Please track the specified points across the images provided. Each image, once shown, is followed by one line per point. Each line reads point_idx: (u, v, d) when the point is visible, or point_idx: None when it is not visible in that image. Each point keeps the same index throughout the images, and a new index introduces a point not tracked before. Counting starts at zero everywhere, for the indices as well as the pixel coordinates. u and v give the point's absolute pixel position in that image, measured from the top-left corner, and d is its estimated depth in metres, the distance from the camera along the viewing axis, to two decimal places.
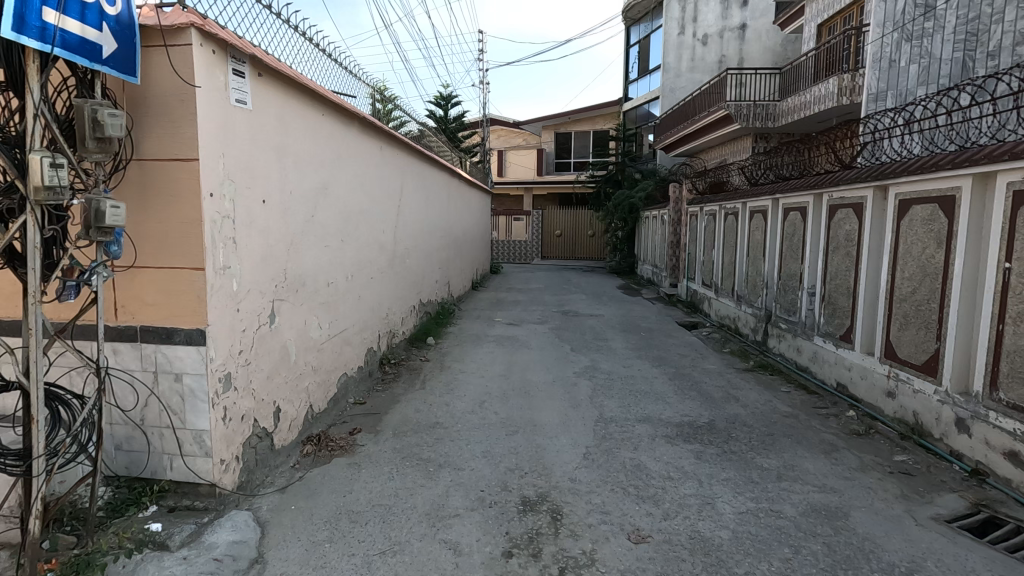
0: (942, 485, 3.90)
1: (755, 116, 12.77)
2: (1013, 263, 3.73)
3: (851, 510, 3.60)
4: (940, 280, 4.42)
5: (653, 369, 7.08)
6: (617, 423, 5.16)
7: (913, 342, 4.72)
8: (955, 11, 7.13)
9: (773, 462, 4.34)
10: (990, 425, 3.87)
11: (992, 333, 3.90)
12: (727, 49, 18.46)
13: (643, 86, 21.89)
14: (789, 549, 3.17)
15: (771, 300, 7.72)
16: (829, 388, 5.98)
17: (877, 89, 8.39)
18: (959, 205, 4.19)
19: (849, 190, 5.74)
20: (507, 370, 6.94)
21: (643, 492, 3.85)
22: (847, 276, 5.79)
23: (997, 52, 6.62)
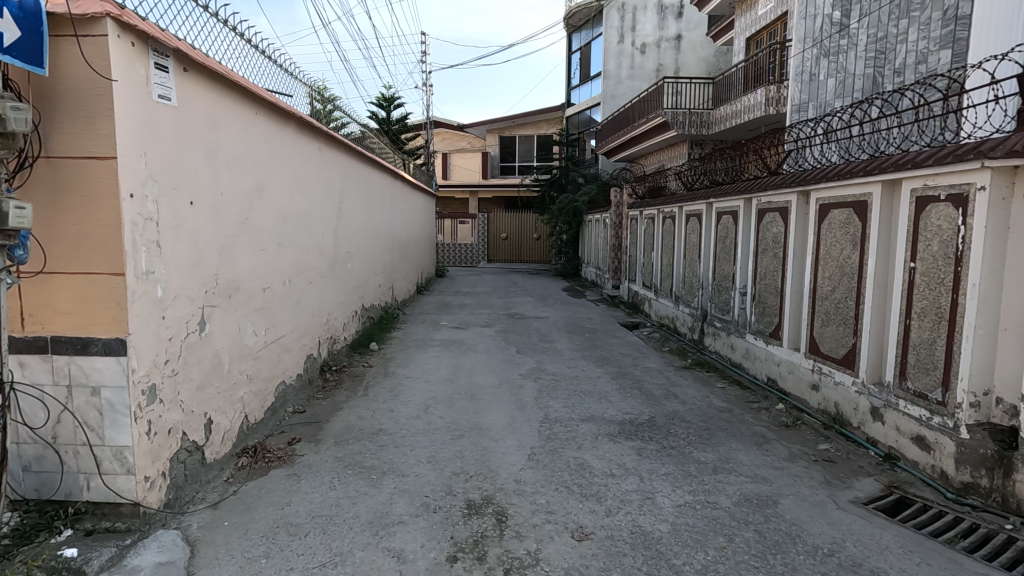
0: (860, 470, 4.19)
1: (690, 124, 13.29)
2: (917, 263, 4.05)
3: (780, 498, 3.80)
4: (856, 280, 4.75)
5: (596, 368, 7.22)
6: (562, 423, 5.24)
7: (834, 338, 5.04)
8: (865, 31, 7.66)
9: (709, 455, 4.53)
10: (900, 412, 4.19)
11: (901, 328, 4.23)
12: (665, 59, 19.21)
13: (585, 92, 22.36)
14: (723, 538, 3.31)
15: (706, 300, 8.06)
16: (760, 383, 6.30)
17: (801, 100, 8.98)
18: (871, 209, 4.52)
19: (776, 195, 6.07)
20: (453, 374, 6.90)
21: (586, 490, 3.91)
22: (774, 277, 6.12)
23: (902, 69, 7.14)
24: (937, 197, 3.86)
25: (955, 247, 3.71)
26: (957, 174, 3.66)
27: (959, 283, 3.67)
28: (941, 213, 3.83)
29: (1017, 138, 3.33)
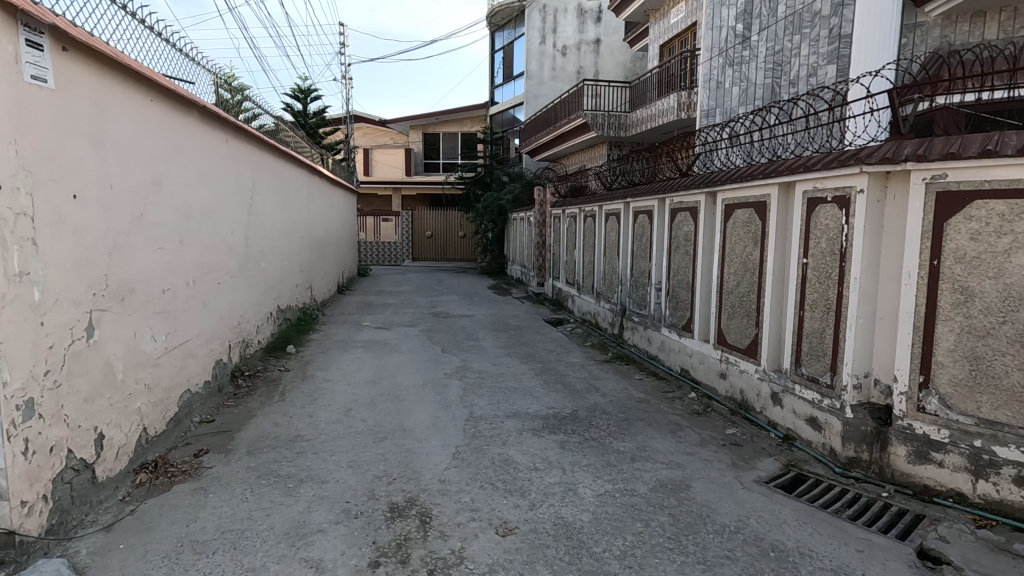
0: (762, 451, 4.53)
1: (609, 126, 13.90)
2: (809, 259, 4.43)
3: (692, 482, 4.02)
4: (757, 275, 5.11)
5: (521, 365, 7.30)
6: (487, 420, 5.25)
7: (739, 329, 5.40)
8: (764, 44, 8.25)
9: (627, 445, 4.71)
10: (796, 396, 4.56)
11: (795, 319, 4.60)
12: (584, 62, 19.76)
13: (509, 91, 22.53)
14: (640, 523, 3.46)
15: (625, 296, 8.38)
16: (675, 374, 6.64)
17: (709, 106, 9.49)
18: (769, 209, 4.88)
19: (686, 195, 6.41)
20: (376, 375, 6.74)
21: (511, 485, 3.95)
22: (686, 273, 6.47)
23: (796, 81, 7.76)
24: (824, 199, 4.23)
25: (840, 244, 4.09)
26: (841, 178, 4.03)
27: (843, 277, 4.05)
28: (828, 213, 4.21)
29: (889, 146, 3.71)
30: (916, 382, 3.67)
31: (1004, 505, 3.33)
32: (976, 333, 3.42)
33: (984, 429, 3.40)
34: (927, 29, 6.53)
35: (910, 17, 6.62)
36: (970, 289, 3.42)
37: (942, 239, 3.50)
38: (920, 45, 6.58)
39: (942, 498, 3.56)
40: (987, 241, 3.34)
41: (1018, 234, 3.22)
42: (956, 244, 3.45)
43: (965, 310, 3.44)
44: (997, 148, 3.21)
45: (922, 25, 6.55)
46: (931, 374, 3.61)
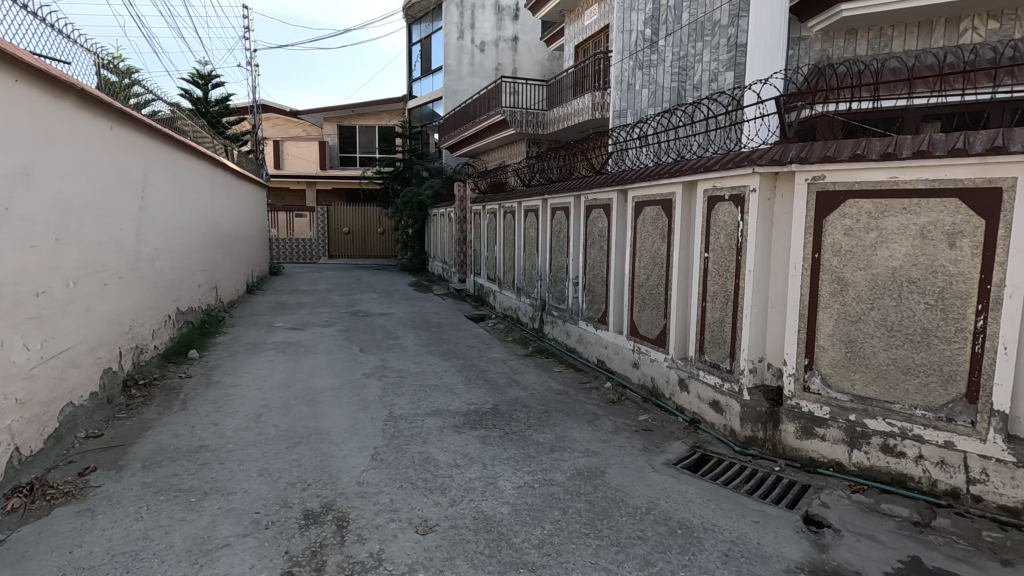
0: (671, 435, 4.80)
1: (527, 123, 14.15)
2: (710, 253, 4.73)
3: (607, 468, 4.19)
4: (665, 269, 5.40)
5: (442, 363, 7.25)
6: (406, 420, 5.18)
7: (650, 321, 5.67)
8: (671, 49, 8.71)
9: (547, 436, 4.83)
10: (701, 381, 4.87)
11: (699, 310, 4.90)
12: (503, 59, 19.87)
13: (427, 85, 22.19)
14: (558, 511, 3.57)
15: (544, 290, 8.55)
16: (592, 365, 6.88)
17: (621, 107, 9.81)
18: (675, 207, 5.17)
19: (600, 193, 6.64)
20: (289, 378, 6.43)
21: (431, 483, 3.93)
22: (601, 268, 6.70)
23: (699, 85, 8.25)
24: (722, 198, 4.54)
25: (736, 240, 4.40)
26: (736, 178, 4.34)
27: (740, 270, 4.37)
28: (726, 211, 4.51)
29: (777, 149, 4.04)
30: (802, 365, 4.04)
31: (874, 471, 3.75)
32: (850, 319, 3.81)
33: (858, 404, 3.80)
34: (809, 43, 7.16)
35: (795, 31, 7.24)
36: (844, 279, 3.81)
37: (821, 235, 3.87)
38: (804, 57, 7.20)
39: (825, 468, 3.95)
40: (858, 236, 3.72)
41: (883, 229, 3.62)
42: (833, 238, 3.83)
43: (841, 298, 3.83)
44: (865, 153, 3.59)
45: (805, 39, 7.18)
46: (814, 356, 3.98)
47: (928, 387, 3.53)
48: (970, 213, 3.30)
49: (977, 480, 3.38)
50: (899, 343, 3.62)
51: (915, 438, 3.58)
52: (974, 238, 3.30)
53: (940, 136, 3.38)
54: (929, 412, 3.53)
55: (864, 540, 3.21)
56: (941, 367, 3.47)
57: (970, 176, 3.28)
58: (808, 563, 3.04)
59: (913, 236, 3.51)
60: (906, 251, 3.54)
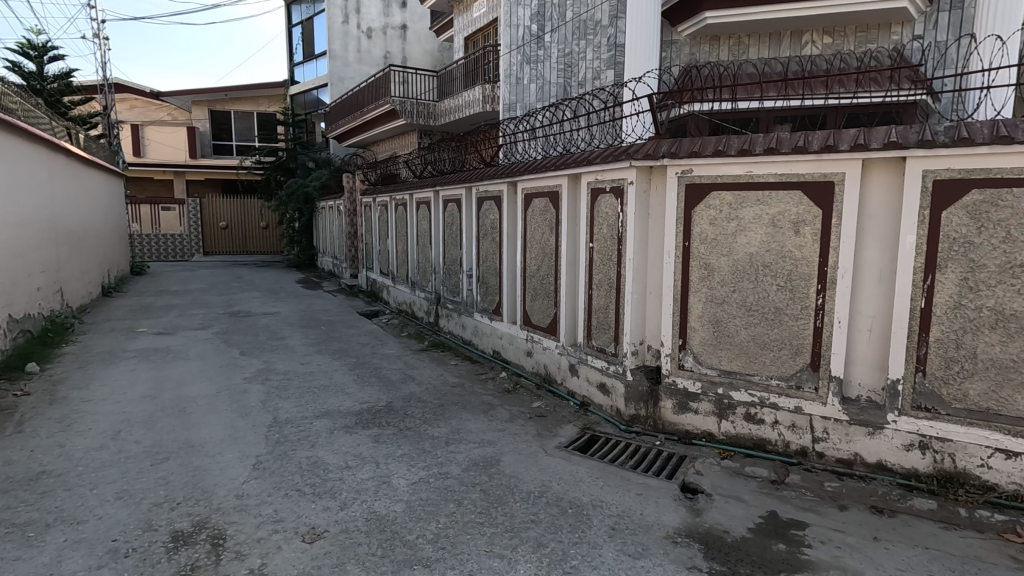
0: (563, 419, 4.98)
1: (418, 114, 13.86)
2: (594, 243, 4.93)
3: (502, 457, 4.24)
4: (554, 259, 5.56)
5: (333, 362, 6.93)
6: (292, 424, 4.88)
7: (541, 310, 5.82)
8: (556, 45, 8.96)
9: (442, 430, 4.79)
10: (589, 366, 5.09)
11: (586, 297, 5.10)
12: (391, 47, 19.31)
13: (311, 71, 20.98)
14: (453, 503, 3.56)
15: (438, 284, 8.48)
16: (488, 356, 6.94)
17: (511, 101, 9.93)
18: (561, 199, 5.34)
19: (491, 185, 6.68)
20: (156, 388, 5.80)
21: (319, 488, 3.74)
22: (494, 259, 6.76)
23: (584, 82, 8.57)
24: (604, 190, 4.75)
25: (617, 230, 4.63)
26: (616, 171, 4.55)
27: (621, 257, 4.60)
28: (607, 202, 4.73)
29: (651, 144, 4.30)
30: (677, 345, 4.36)
31: (739, 438, 4.15)
32: (716, 301, 4.17)
33: (725, 377, 4.18)
34: (679, 46, 7.70)
35: (667, 35, 7.74)
36: (710, 265, 4.16)
37: (690, 224, 4.19)
38: (675, 59, 7.74)
39: (698, 439, 4.31)
40: (721, 225, 4.07)
41: (741, 219, 3.98)
42: (700, 227, 4.16)
43: (709, 282, 4.18)
44: (725, 149, 3.93)
45: (675, 42, 7.72)
46: (687, 337, 4.32)
47: (781, 359, 3.96)
48: (810, 204, 3.73)
49: (820, 438, 3.85)
50: (756, 321, 4.02)
51: (771, 405, 4.00)
52: (814, 226, 3.74)
53: (786, 135, 3.78)
54: (782, 381, 3.96)
55: (731, 501, 3.55)
56: (791, 341, 3.91)
57: (810, 171, 3.71)
58: (684, 528, 3.29)
59: (766, 225, 3.90)
60: (760, 238, 3.93)
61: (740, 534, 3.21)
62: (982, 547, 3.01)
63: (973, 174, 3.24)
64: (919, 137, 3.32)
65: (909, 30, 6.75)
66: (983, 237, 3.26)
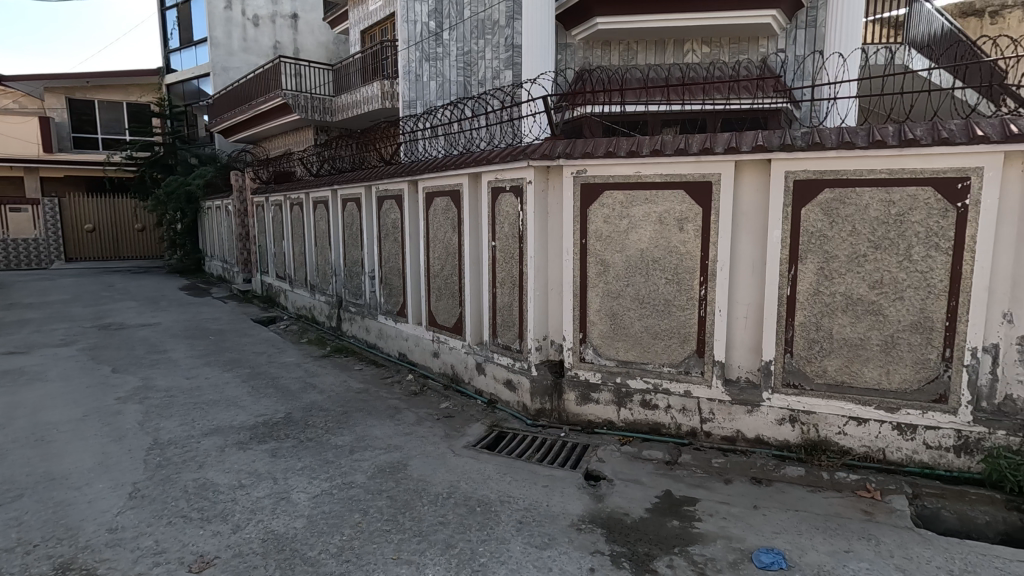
0: (471, 418, 4.99)
1: (313, 109, 13.24)
2: (496, 241, 4.97)
3: (410, 461, 4.17)
4: (458, 259, 5.55)
5: (224, 374, 6.44)
6: (176, 444, 4.48)
7: (446, 310, 5.78)
8: (455, 43, 8.93)
9: (346, 438, 4.62)
10: (495, 363, 5.13)
11: (490, 296, 5.13)
12: (281, 37, 18.09)
13: (190, 59, 19.26)
14: (358, 513, 3.44)
15: (340, 286, 8.16)
16: (394, 359, 6.79)
17: (410, 98, 9.74)
18: (462, 198, 5.32)
19: (391, 183, 6.53)
20: (5, 417, 5.07)
21: (209, 512, 3.46)
22: (397, 259, 6.61)
23: (483, 81, 8.62)
24: (504, 189, 4.80)
25: (518, 228, 4.70)
26: (514, 170, 4.61)
27: (523, 255, 4.68)
28: (507, 201, 4.78)
29: (547, 145, 4.39)
30: (577, 339, 4.53)
31: (636, 424, 4.39)
32: (612, 295, 4.37)
33: (622, 367, 4.40)
34: (573, 49, 7.95)
35: (562, 38, 7.97)
36: (606, 261, 4.36)
37: (586, 222, 4.36)
38: (570, 62, 7.99)
39: (600, 428, 4.51)
40: (614, 223, 4.27)
41: (632, 217, 4.21)
42: (596, 225, 4.34)
43: (605, 277, 4.38)
44: (616, 150, 4.11)
45: (570, 45, 7.96)
46: (587, 331, 4.50)
47: (672, 347, 4.23)
48: (692, 202, 4.02)
49: (707, 419, 4.17)
50: (649, 313, 4.26)
51: (664, 391, 4.27)
52: (695, 223, 4.03)
53: (669, 138, 4.03)
54: (673, 368, 4.24)
55: (630, 484, 3.75)
56: (679, 330, 4.19)
57: (690, 171, 3.98)
58: (587, 514, 3.42)
59: (654, 222, 4.15)
60: (649, 235, 4.18)
61: (638, 515, 3.39)
62: (841, 504, 3.42)
63: (825, 176, 3.64)
64: (781, 141, 3.68)
65: (774, 44, 7.45)
66: (834, 231, 3.68)
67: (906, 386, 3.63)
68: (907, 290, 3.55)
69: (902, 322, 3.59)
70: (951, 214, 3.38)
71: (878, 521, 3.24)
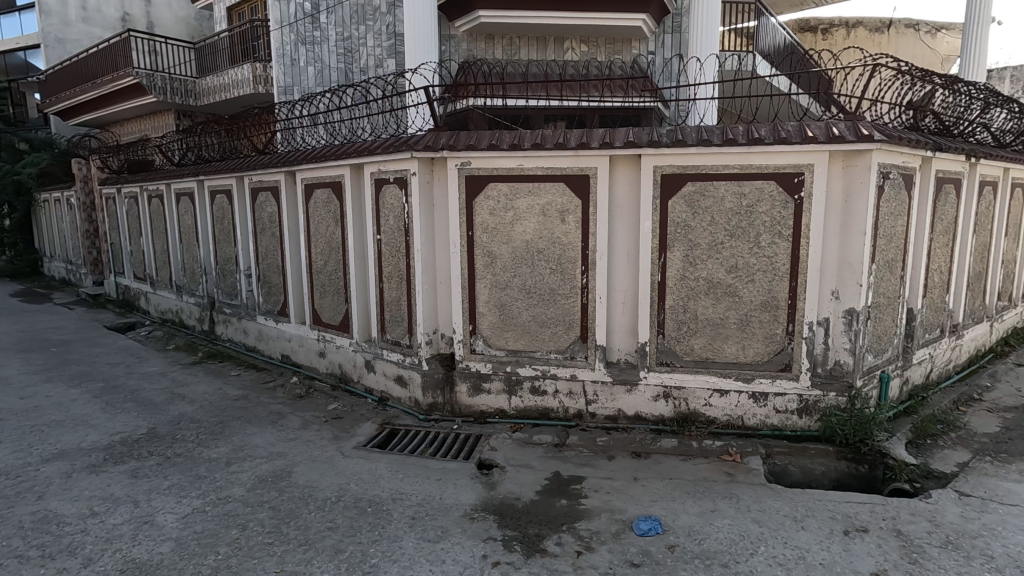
0: (362, 417, 4.84)
1: (172, 91, 11.91)
2: (382, 235, 4.84)
3: (294, 468, 3.95)
4: (342, 253, 5.32)
5: (69, 390, 5.65)
6: (8, 475, 3.86)
7: (331, 307, 5.53)
8: (333, 28, 8.51)
9: (221, 450, 4.27)
10: (385, 360, 5.01)
11: (377, 290, 4.99)
12: (131, 8, 16.06)
13: (13, 26, 16.50)
14: (236, 529, 3.20)
15: (211, 286, 7.50)
16: (276, 361, 6.39)
17: (285, 83, 9.12)
18: (344, 190, 5.11)
19: (265, 174, 6.09)
20: None
21: (52, 548, 3.03)
22: (275, 256, 6.20)
23: (366, 69, 8.32)
24: (387, 180, 4.67)
25: (403, 221, 4.61)
26: (397, 162, 4.51)
27: (410, 248, 4.60)
28: (392, 193, 4.67)
29: (430, 136, 4.32)
30: (467, 331, 4.55)
31: (527, 410, 4.52)
32: (499, 287, 4.45)
33: (511, 357, 4.50)
34: (457, 41, 7.92)
35: (445, 29, 7.89)
36: (492, 252, 4.41)
37: (472, 214, 4.38)
38: (454, 53, 7.94)
39: (492, 417, 4.58)
40: (499, 215, 4.34)
41: (516, 209, 4.30)
42: (481, 217, 4.38)
43: (492, 269, 4.44)
44: (498, 144, 4.16)
45: (453, 37, 7.92)
46: (476, 323, 4.54)
47: (558, 334, 4.40)
48: (572, 195, 4.19)
49: (592, 401, 4.40)
50: (535, 302, 4.39)
51: (552, 376, 4.43)
52: (576, 214, 4.21)
53: (549, 132, 4.16)
54: (560, 354, 4.41)
55: (521, 469, 3.85)
56: (564, 318, 4.36)
57: (569, 165, 4.15)
58: (480, 503, 3.47)
59: (537, 214, 4.28)
60: (534, 227, 4.30)
61: (529, 498, 3.50)
62: (708, 469, 3.77)
63: (688, 170, 3.97)
64: (649, 138, 3.95)
65: (644, 47, 7.97)
66: (696, 221, 4.03)
67: (758, 358, 4.08)
68: (757, 273, 3.98)
69: (754, 302, 4.02)
70: (790, 205, 3.84)
71: (738, 481, 3.62)
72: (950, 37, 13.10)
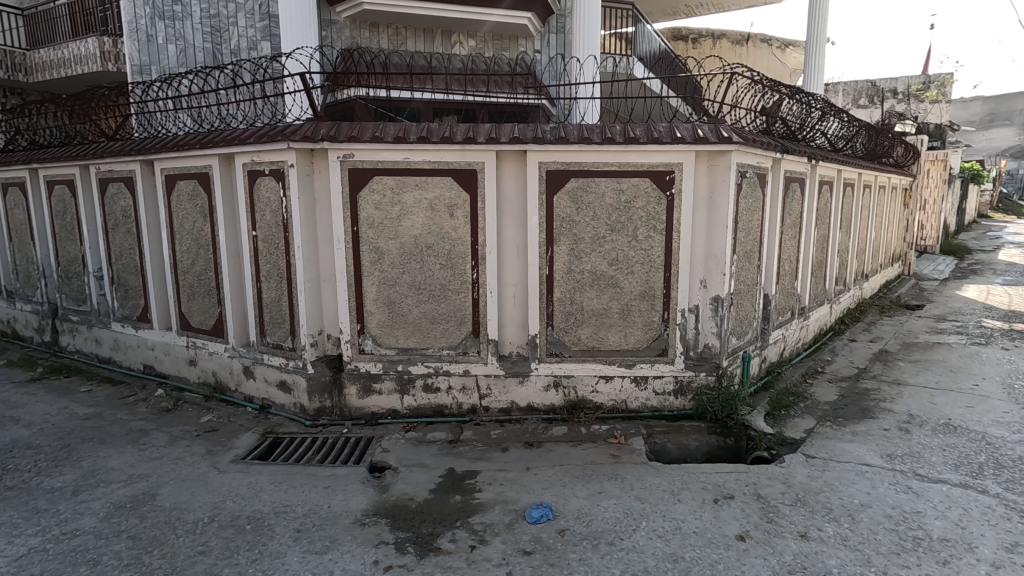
0: (240, 428, 4.47)
1: None
2: (258, 230, 4.49)
3: (159, 489, 3.56)
4: (212, 251, 4.87)
5: None
6: None
7: (202, 310, 5.05)
8: (197, 3, 7.74)
9: (67, 477, 3.74)
10: (265, 365, 4.67)
11: (254, 290, 4.63)
12: None
13: None
14: (87, 565, 2.83)
15: (53, 291, 6.53)
16: (137, 372, 5.72)
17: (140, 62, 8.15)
18: (212, 181, 4.67)
19: (116, 163, 5.40)
20: None
21: None
22: (132, 255, 5.54)
23: (237, 50, 7.68)
24: (262, 172, 4.34)
25: (281, 215, 4.31)
26: (273, 153, 4.20)
27: (289, 244, 4.31)
28: (267, 186, 4.34)
29: (309, 125, 4.07)
30: (355, 331, 4.37)
31: (420, 408, 4.44)
32: (388, 283, 4.32)
33: (402, 355, 4.39)
34: (339, 27, 7.50)
35: (325, 14, 7.43)
36: (380, 248, 4.28)
37: (357, 209, 4.20)
38: (335, 40, 7.51)
39: (384, 418, 4.45)
40: (385, 210, 4.21)
41: (403, 204, 4.20)
42: (367, 212, 4.22)
43: (380, 265, 4.30)
44: (383, 135, 4.02)
45: (335, 23, 7.48)
46: (365, 321, 4.37)
47: (449, 331, 4.37)
48: (459, 189, 4.17)
49: (485, 395, 4.42)
50: (426, 298, 4.33)
51: (445, 372, 4.39)
52: (464, 209, 4.20)
53: (435, 126, 4.10)
54: (452, 350, 4.39)
55: (414, 469, 3.78)
56: (455, 313, 4.34)
57: (456, 159, 4.12)
58: (371, 507, 3.35)
59: (425, 209, 4.21)
60: (422, 221, 4.23)
61: (422, 498, 3.44)
62: (596, 453, 3.95)
63: (571, 167, 4.11)
64: (534, 135, 4.03)
65: (530, 45, 8.14)
66: (580, 217, 4.18)
67: (639, 345, 4.34)
68: (636, 265, 4.23)
69: (634, 292, 4.27)
70: (664, 201, 4.12)
71: (622, 462, 3.83)
72: (795, 53, 15.01)
